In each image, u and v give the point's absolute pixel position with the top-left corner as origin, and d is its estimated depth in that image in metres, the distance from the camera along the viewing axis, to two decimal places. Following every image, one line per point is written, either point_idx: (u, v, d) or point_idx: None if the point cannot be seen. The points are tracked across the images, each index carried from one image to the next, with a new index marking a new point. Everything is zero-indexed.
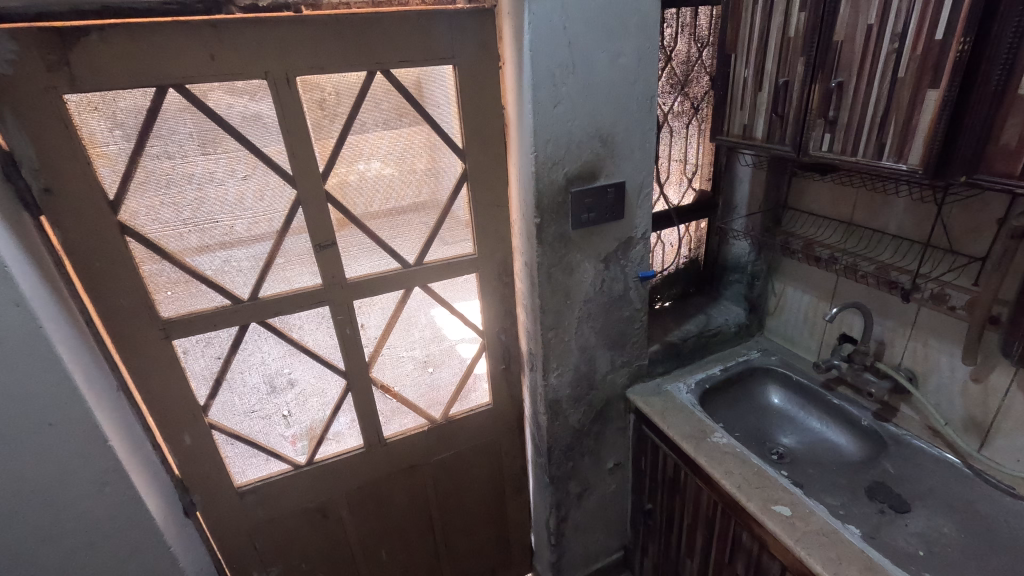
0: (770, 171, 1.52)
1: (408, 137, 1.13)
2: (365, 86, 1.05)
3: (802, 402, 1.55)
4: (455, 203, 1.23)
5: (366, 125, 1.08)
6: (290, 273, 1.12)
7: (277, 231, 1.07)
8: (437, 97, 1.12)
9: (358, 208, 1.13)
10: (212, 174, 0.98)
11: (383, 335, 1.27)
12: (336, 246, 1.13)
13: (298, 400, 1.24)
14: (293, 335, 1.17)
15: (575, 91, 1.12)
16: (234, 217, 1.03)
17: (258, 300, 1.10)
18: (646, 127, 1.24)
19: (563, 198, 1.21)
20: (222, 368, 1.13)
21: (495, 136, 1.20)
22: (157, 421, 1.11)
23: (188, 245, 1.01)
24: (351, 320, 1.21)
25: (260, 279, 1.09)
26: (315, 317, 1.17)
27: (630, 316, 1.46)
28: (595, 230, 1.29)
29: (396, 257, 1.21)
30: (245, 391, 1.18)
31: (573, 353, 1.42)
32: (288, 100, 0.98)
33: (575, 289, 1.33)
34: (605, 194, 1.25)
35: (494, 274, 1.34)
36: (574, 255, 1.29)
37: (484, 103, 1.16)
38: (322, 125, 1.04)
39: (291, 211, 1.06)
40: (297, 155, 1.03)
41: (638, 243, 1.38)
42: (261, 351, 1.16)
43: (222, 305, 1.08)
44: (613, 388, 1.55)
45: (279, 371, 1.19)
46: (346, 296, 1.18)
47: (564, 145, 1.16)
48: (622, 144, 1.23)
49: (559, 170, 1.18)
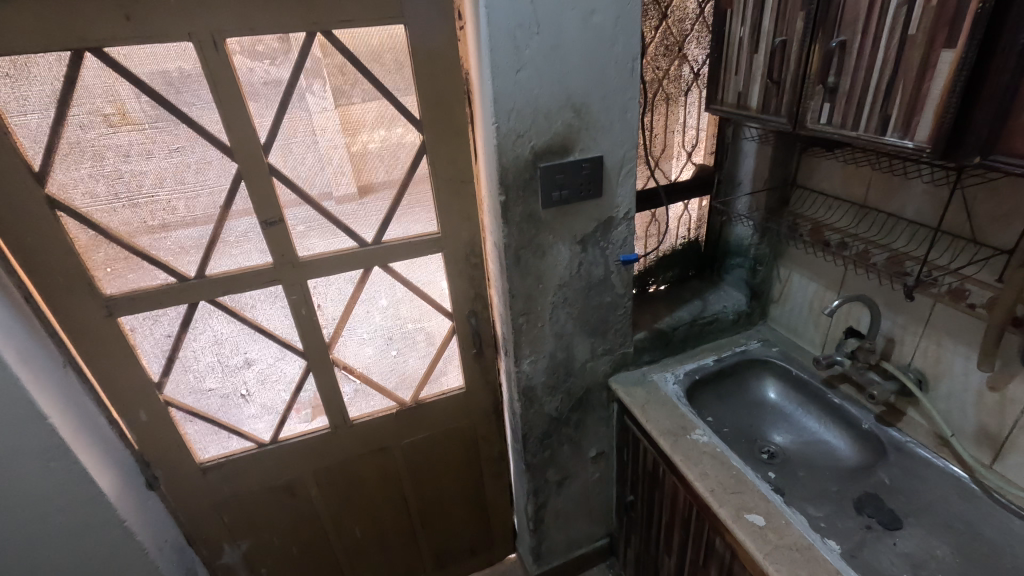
0: (776, 146, 1.36)
1: (358, 106, 1.04)
2: (307, 50, 0.97)
3: (799, 399, 1.43)
4: (416, 179, 1.14)
5: (308, 90, 1.00)
6: (237, 251, 1.07)
7: (220, 207, 1.02)
8: (389, 62, 1.03)
9: (306, 182, 1.06)
10: (143, 147, 0.94)
11: (343, 316, 1.22)
12: (284, 223, 1.07)
13: (257, 379, 1.22)
14: (246, 314, 1.13)
15: (540, 54, 1.00)
16: (173, 193, 0.98)
17: (205, 279, 1.06)
18: (626, 95, 1.11)
19: (532, 174, 1.11)
20: (173, 346, 1.11)
21: (457, 105, 1.10)
22: (110, 398, 1.11)
23: (125, 222, 0.98)
24: (306, 300, 1.16)
25: (206, 257, 1.05)
26: (268, 296, 1.13)
27: (612, 302, 1.36)
28: (570, 209, 1.19)
29: (352, 234, 1.14)
30: (201, 372, 1.16)
31: (547, 339, 1.34)
32: (217, 66, 0.91)
33: (548, 272, 1.24)
34: (580, 170, 1.14)
35: (462, 255, 1.25)
36: (546, 236, 1.20)
37: (445, 68, 1.06)
38: (261, 94, 0.97)
39: (233, 186, 1.01)
40: (233, 126, 0.96)
41: (620, 224, 1.26)
42: (213, 330, 1.12)
43: (166, 284, 1.04)
44: (594, 377, 1.47)
45: (234, 350, 1.16)
46: (299, 275, 1.12)
47: (530, 114, 1.05)
48: (598, 113, 1.11)
49: (526, 143, 1.08)
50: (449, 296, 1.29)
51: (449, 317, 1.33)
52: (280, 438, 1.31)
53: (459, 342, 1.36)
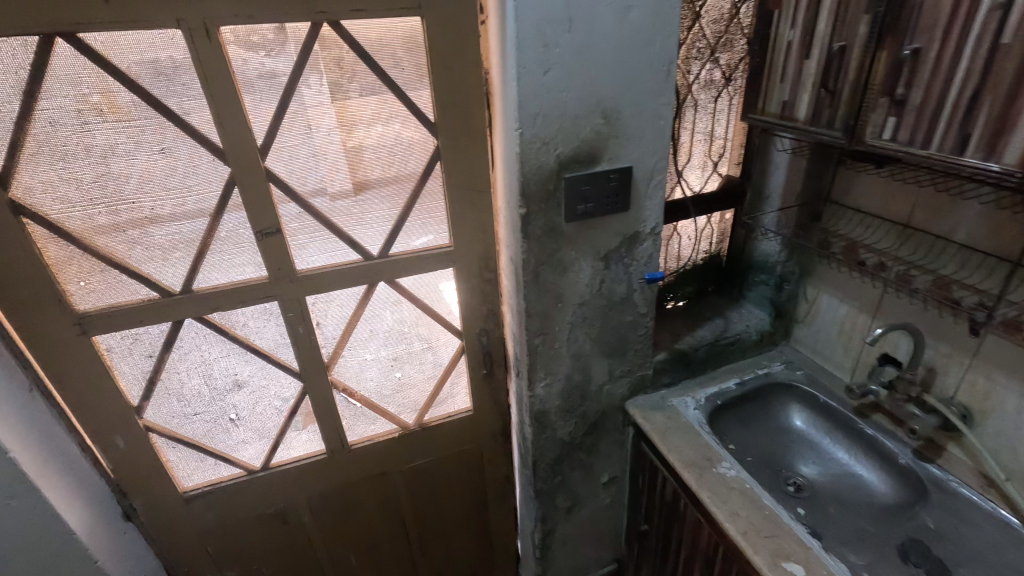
0: (811, 159, 1.28)
1: (367, 107, 0.94)
2: (311, 41, 0.86)
3: (827, 427, 1.35)
4: (428, 187, 1.05)
5: (310, 87, 0.90)
6: (228, 264, 0.96)
7: (210, 215, 0.91)
8: (402, 58, 0.93)
9: (306, 190, 0.96)
10: (123, 147, 0.83)
11: (343, 335, 1.11)
12: (281, 234, 0.96)
13: (248, 401, 1.11)
14: (237, 333, 1.02)
15: (571, 53, 0.90)
16: (157, 199, 0.88)
17: (191, 294, 0.95)
18: (660, 100, 1.02)
19: (555, 185, 1.02)
20: (155, 367, 1.00)
21: (475, 107, 1.00)
22: (83, 423, 1.00)
23: (102, 231, 0.87)
24: (304, 318, 1.05)
25: (193, 270, 0.94)
26: (263, 313, 1.02)
27: (632, 322, 1.27)
28: (594, 223, 1.09)
29: (356, 246, 1.04)
30: (186, 395, 1.05)
31: (563, 361, 1.24)
32: (208, 57, 0.81)
33: (568, 290, 1.15)
34: (607, 181, 1.05)
35: (475, 269, 1.15)
36: (568, 252, 1.10)
37: (464, 66, 0.96)
38: (258, 90, 0.86)
39: (225, 192, 0.90)
40: (227, 125, 0.86)
41: (646, 239, 1.17)
42: (200, 350, 1.02)
43: (148, 299, 0.93)
44: (611, 400, 1.38)
45: (223, 371, 1.06)
46: (296, 291, 1.02)
47: (557, 120, 0.95)
48: (629, 120, 1.01)
49: (552, 151, 0.98)
50: (460, 313, 1.19)
51: (458, 335, 1.23)
52: (272, 464, 1.21)
53: (468, 361, 1.26)
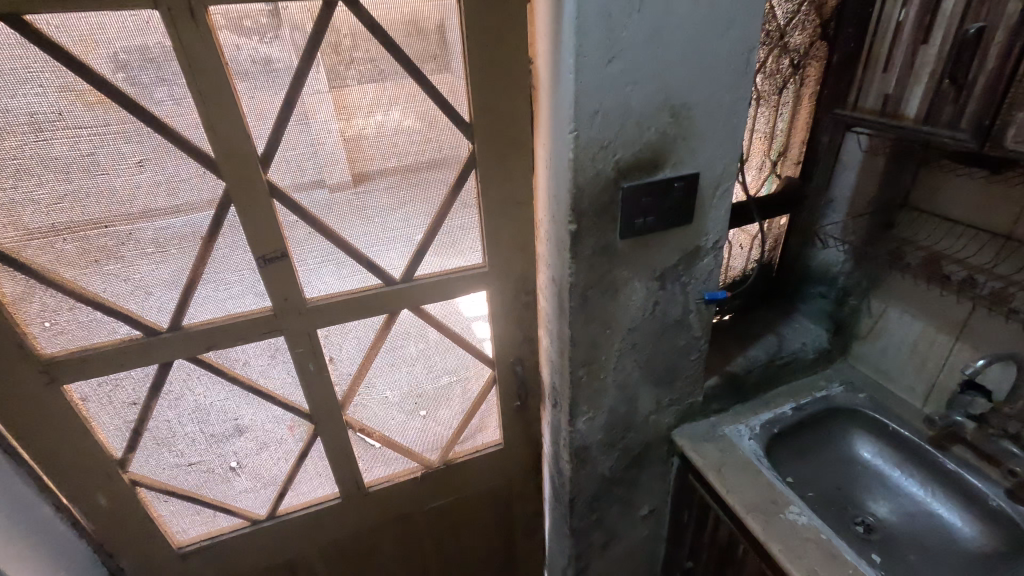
0: (889, 160, 1.12)
1: (389, 105, 0.79)
2: (321, 24, 0.70)
3: (899, 460, 1.21)
4: (461, 199, 0.90)
5: (320, 82, 0.73)
6: (226, 294, 0.80)
7: (201, 239, 0.75)
8: (430, 46, 0.77)
9: (318, 203, 0.80)
10: (91, 159, 0.67)
11: (360, 371, 0.96)
12: (288, 258, 0.81)
13: (252, 447, 0.96)
14: (236, 372, 0.87)
15: (640, 39, 0.74)
16: (136, 222, 0.72)
17: (182, 332, 0.80)
18: (736, 94, 0.85)
19: (612, 197, 0.86)
20: (141, 415, 0.85)
21: (518, 104, 0.85)
22: (55, 483, 0.84)
23: (70, 260, 0.71)
24: (315, 353, 0.90)
25: (183, 304, 0.79)
26: (267, 350, 0.87)
27: (685, 346, 1.13)
28: (652, 239, 0.93)
29: (376, 270, 0.88)
30: (180, 444, 0.90)
31: (608, 392, 1.10)
32: (194, 43, 0.64)
33: (618, 315, 1.00)
34: (670, 191, 0.89)
35: (510, 292, 1.00)
36: (621, 272, 0.94)
37: (506, 55, 0.80)
38: (256, 85, 0.70)
39: (219, 212, 0.74)
40: (220, 131, 0.69)
41: (707, 255, 1.01)
42: (194, 394, 0.87)
43: (130, 339, 0.78)
44: (656, 430, 1.23)
45: (222, 415, 0.91)
46: (305, 324, 0.86)
47: (619, 120, 0.79)
48: (700, 119, 0.85)
49: (610, 156, 0.82)
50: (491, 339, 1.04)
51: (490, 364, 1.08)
52: (279, 512, 1.06)
53: (499, 392, 1.11)
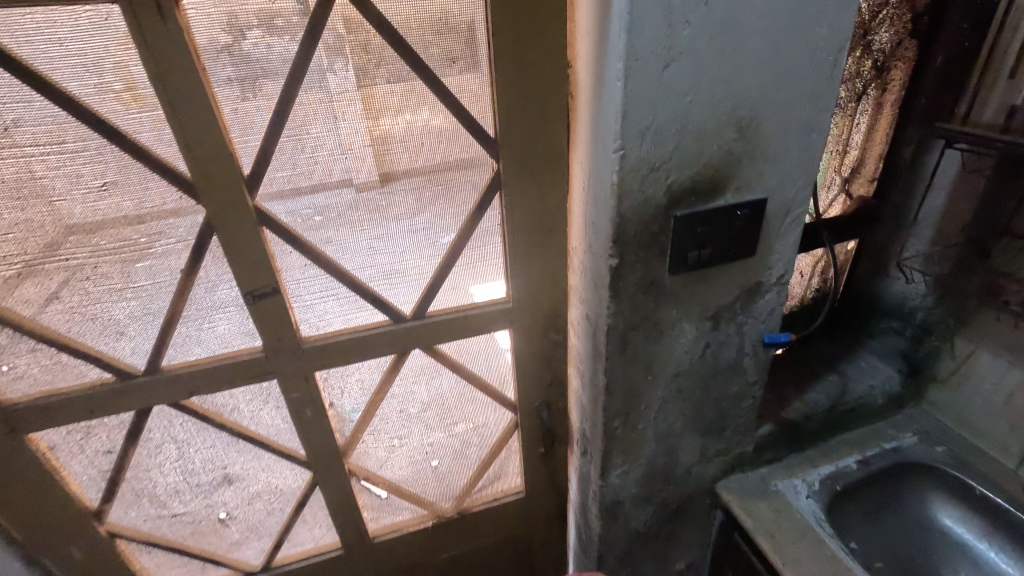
0: (996, 179, 0.92)
1: (399, 119, 0.67)
2: (318, 20, 0.59)
3: (988, 531, 1.04)
4: (482, 227, 0.78)
5: (322, 87, 0.62)
6: (210, 334, 0.70)
7: (180, 275, 0.65)
8: (448, 47, 0.65)
9: (319, 212, 0.69)
10: (49, 184, 0.58)
11: (365, 416, 0.86)
12: (283, 294, 0.71)
13: (244, 495, 0.86)
14: (225, 416, 0.77)
15: (705, 38, 0.60)
16: (104, 254, 0.62)
17: (160, 376, 0.70)
18: (817, 106, 0.70)
19: (662, 227, 0.72)
20: (118, 463, 0.75)
21: (550, 117, 0.72)
22: (22, 536, 0.75)
23: (30, 294, 0.61)
24: (313, 398, 0.79)
25: (160, 345, 0.69)
26: (258, 397, 0.77)
27: (737, 393, 0.98)
28: (707, 274, 0.79)
29: (386, 306, 0.77)
30: (161, 494, 0.80)
31: (647, 444, 0.96)
32: (161, 46, 0.54)
33: (662, 360, 0.86)
34: (731, 220, 0.74)
35: (536, 328, 0.88)
36: (668, 312, 0.80)
37: (540, 61, 0.68)
38: (242, 95, 0.60)
39: (199, 241, 0.64)
40: (198, 146, 0.60)
41: (768, 291, 0.86)
42: (177, 441, 0.77)
43: (101, 383, 0.68)
44: (698, 483, 1.09)
45: (211, 461, 0.81)
46: (301, 366, 0.76)
47: (674, 137, 0.65)
48: (771, 135, 0.70)
49: (661, 181, 0.68)
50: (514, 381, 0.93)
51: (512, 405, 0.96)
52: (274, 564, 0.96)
53: (522, 438, 0.99)
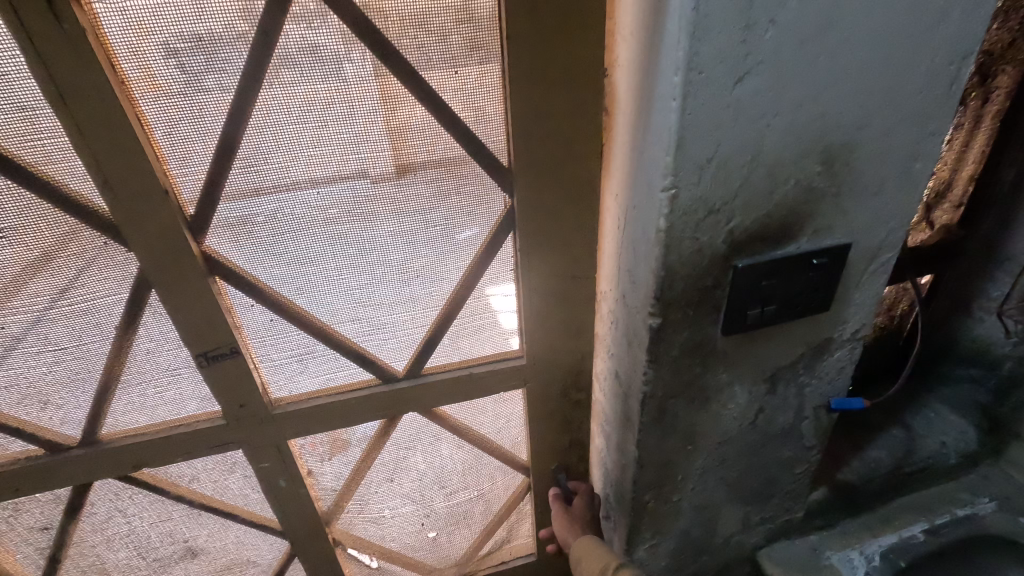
0: None
1: (391, 138, 0.61)
2: (272, 23, 0.52)
3: None
4: (483, 281, 0.75)
5: (290, 95, 0.56)
6: (159, 406, 0.74)
7: (110, 354, 0.69)
8: (449, 50, 0.58)
9: (337, 202, 0.64)
10: None
11: (350, 485, 0.92)
12: (244, 354, 0.72)
13: (199, 563, 0.96)
14: (192, 490, 0.85)
15: (794, 40, 0.44)
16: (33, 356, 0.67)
17: (98, 449, 0.75)
18: (927, 128, 0.54)
19: (718, 280, 0.57)
20: (61, 535, 0.85)
21: (576, 142, 0.65)
22: None
23: None
24: (285, 465, 0.85)
25: (97, 417, 0.73)
26: (222, 468, 0.84)
27: (792, 459, 0.83)
28: (768, 333, 0.64)
29: (369, 364, 0.78)
30: (114, 562, 0.91)
31: (682, 516, 0.82)
32: (71, 70, 0.49)
33: (706, 428, 0.71)
34: (803, 271, 0.59)
35: (550, 355, 0.83)
36: (717, 376, 0.66)
37: (568, 82, 0.60)
38: (176, 117, 0.55)
39: (132, 327, 0.67)
40: (122, 171, 0.55)
41: (838, 349, 0.71)
42: (126, 514, 0.86)
43: (31, 462, 0.74)
44: (738, 552, 0.94)
45: (158, 535, 0.90)
46: (273, 433, 0.81)
47: (743, 171, 0.50)
48: (865, 164, 0.54)
49: (720, 226, 0.53)
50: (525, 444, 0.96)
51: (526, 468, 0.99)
52: None
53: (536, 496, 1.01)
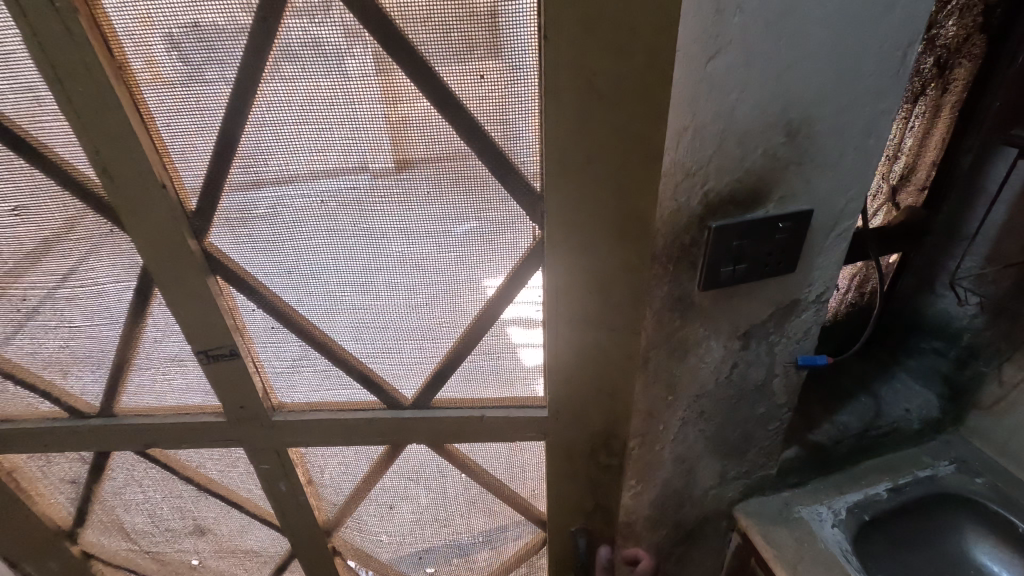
0: None
1: (390, 131, 0.62)
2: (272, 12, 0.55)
3: None
4: (488, 323, 0.79)
5: (295, 87, 0.59)
6: (170, 394, 0.88)
7: (122, 336, 0.82)
8: (452, 46, 0.57)
9: (340, 198, 0.67)
10: (25, 255, 0.74)
11: (349, 500, 1.06)
12: (242, 355, 0.82)
13: (199, 531, 1.12)
14: (198, 470, 1.00)
15: (759, 24, 0.52)
16: (71, 336, 0.82)
17: (113, 419, 0.89)
18: (878, 106, 0.62)
19: (694, 238, 0.65)
20: (84, 490, 1.01)
21: (624, 176, 0.60)
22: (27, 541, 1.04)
23: (20, 360, 0.84)
24: (283, 469, 0.97)
25: (116, 392, 0.87)
26: (228, 458, 0.97)
27: (765, 415, 0.91)
28: (739, 290, 0.72)
29: (377, 388, 0.87)
30: (133, 516, 1.07)
31: (664, 466, 0.90)
32: (82, 78, 0.57)
33: (686, 380, 0.79)
34: (772, 234, 0.67)
35: (581, 396, 0.83)
36: (694, 330, 0.74)
37: (623, 112, 0.56)
38: (169, 106, 0.61)
39: (139, 319, 0.80)
40: (118, 171, 0.63)
41: (805, 310, 0.79)
42: (137, 483, 1.01)
43: (54, 425, 0.89)
44: (716, 506, 1.02)
45: (164, 502, 1.05)
46: (269, 438, 0.92)
47: (718, 137, 0.58)
48: (825, 137, 0.62)
49: (696, 188, 0.61)
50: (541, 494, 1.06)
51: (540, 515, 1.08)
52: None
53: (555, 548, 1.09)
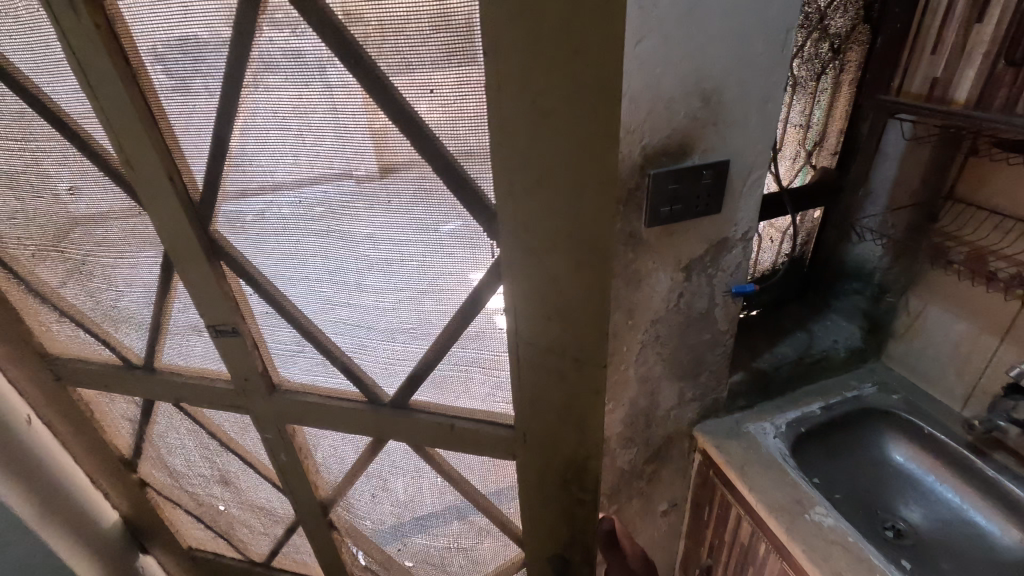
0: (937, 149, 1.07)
1: (372, 138, 0.70)
2: (245, 22, 0.63)
3: (933, 463, 1.16)
4: (457, 336, 0.86)
5: (279, 97, 0.69)
6: (193, 356, 1.02)
7: (154, 303, 0.95)
8: (404, 60, 0.63)
9: (323, 203, 0.77)
10: (87, 226, 0.89)
11: (342, 479, 1.18)
12: (243, 332, 0.93)
13: (224, 478, 1.27)
14: (219, 427, 1.14)
15: (672, 18, 0.71)
16: (122, 296, 0.97)
17: (152, 369, 1.05)
18: (772, 78, 0.82)
19: (636, 185, 0.84)
20: (138, 425, 1.19)
21: (574, 186, 0.59)
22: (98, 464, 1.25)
23: (86, 311, 1.02)
24: (283, 443, 1.10)
25: (156, 349, 1.03)
26: (241, 420, 1.11)
27: (711, 340, 1.10)
28: (678, 228, 0.91)
29: (358, 379, 0.97)
30: (174, 455, 1.24)
31: (630, 386, 1.08)
32: (105, 84, 0.68)
33: (642, 305, 0.98)
34: (699, 180, 0.86)
35: (549, 412, 0.83)
36: (645, 262, 0.92)
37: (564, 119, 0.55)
38: (179, 111, 0.72)
39: (167, 291, 0.93)
40: (135, 163, 0.75)
41: (734, 247, 0.98)
42: (173, 427, 1.18)
43: (107, 371, 1.06)
44: (678, 426, 1.21)
45: (196, 447, 1.21)
46: (268, 409, 1.04)
47: (649, 102, 0.77)
48: (733, 103, 0.82)
49: (636, 142, 0.80)
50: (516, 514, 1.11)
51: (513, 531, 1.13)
52: (256, 522, 1.36)
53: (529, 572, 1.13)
